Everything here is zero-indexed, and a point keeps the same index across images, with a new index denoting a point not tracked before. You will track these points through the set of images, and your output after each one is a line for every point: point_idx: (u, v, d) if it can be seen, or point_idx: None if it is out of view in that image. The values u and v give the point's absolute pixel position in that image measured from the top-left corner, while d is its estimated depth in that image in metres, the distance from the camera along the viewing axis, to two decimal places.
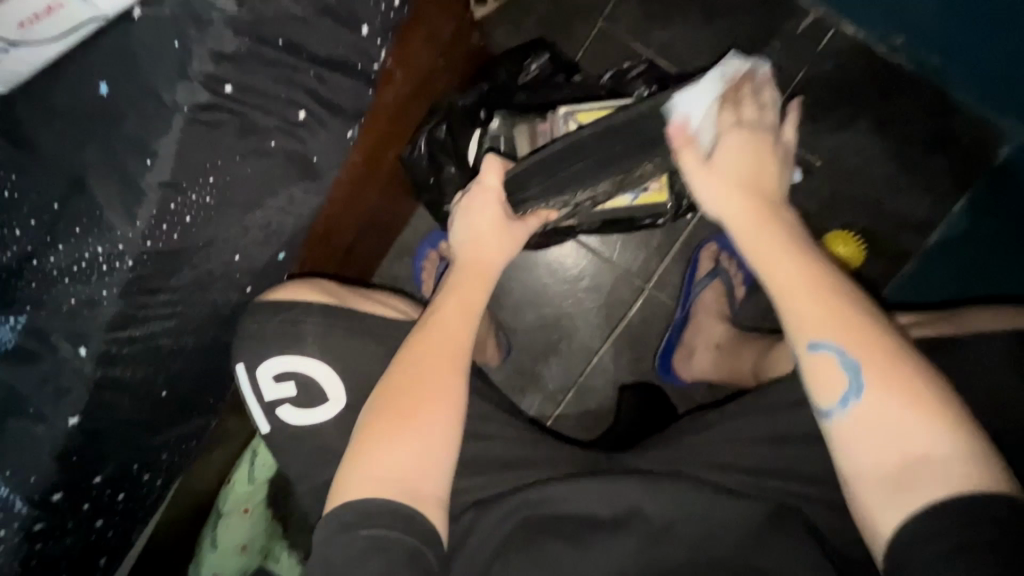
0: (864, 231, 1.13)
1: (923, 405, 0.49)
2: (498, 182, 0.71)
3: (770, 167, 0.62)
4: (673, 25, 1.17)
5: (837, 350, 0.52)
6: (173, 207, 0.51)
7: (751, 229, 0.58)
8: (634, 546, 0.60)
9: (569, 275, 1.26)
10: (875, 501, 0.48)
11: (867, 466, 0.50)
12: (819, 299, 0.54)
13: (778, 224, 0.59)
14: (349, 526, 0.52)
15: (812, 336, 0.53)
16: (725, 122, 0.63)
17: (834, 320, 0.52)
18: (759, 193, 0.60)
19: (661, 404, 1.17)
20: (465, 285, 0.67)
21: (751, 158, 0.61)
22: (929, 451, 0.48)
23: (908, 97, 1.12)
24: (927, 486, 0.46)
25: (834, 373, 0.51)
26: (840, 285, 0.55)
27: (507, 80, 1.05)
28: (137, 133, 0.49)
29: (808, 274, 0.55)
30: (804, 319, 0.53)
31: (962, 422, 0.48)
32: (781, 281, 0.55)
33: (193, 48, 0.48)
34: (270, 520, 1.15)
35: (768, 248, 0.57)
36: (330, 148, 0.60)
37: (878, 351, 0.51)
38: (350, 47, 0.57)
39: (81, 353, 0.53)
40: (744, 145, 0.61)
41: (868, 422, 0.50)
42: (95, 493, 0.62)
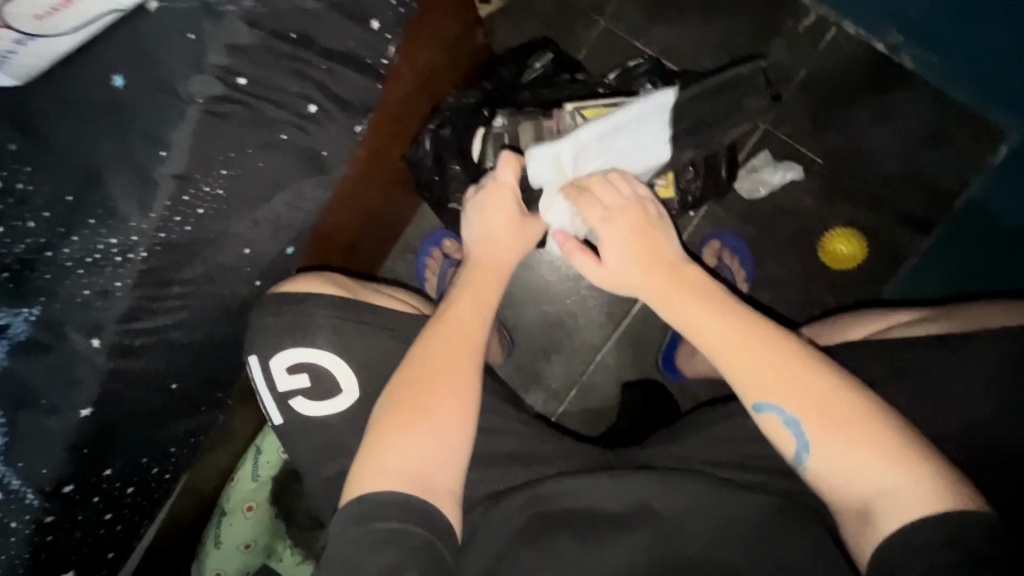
0: (865, 229, 1.14)
1: (870, 443, 0.50)
2: (513, 178, 0.70)
3: (655, 240, 0.63)
4: (675, 24, 1.18)
5: (776, 405, 0.53)
6: (185, 199, 0.52)
7: (664, 304, 0.60)
8: (642, 538, 0.61)
9: (572, 273, 1.27)
10: (852, 533, 0.51)
11: (836, 503, 0.52)
12: (753, 361, 0.54)
13: (694, 283, 0.60)
14: (364, 520, 0.52)
15: (753, 398, 0.54)
16: (598, 219, 0.65)
17: (766, 380, 0.53)
18: (659, 262, 0.62)
19: (663, 403, 1.19)
20: (479, 283, 0.69)
21: (634, 244, 0.63)
22: (890, 487, 0.49)
23: (909, 96, 1.13)
24: (887, 521, 0.48)
25: (778, 428, 0.53)
26: (773, 336, 0.55)
27: (511, 79, 1.07)
28: (151, 125, 0.49)
29: (732, 341, 0.55)
30: (742, 381, 0.54)
31: (913, 449, 0.50)
32: (713, 348, 0.56)
33: (208, 40, 0.49)
34: (274, 519, 1.16)
35: (693, 316, 0.57)
36: (339, 143, 0.60)
37: (816, 401, 0.52)
38: (360, 41, 0.57)
39: (94, 344, 0.54)
40: (624, 241, 0.63)
41: (828, 467, 0.51)
42: (106, 486, 0.63)
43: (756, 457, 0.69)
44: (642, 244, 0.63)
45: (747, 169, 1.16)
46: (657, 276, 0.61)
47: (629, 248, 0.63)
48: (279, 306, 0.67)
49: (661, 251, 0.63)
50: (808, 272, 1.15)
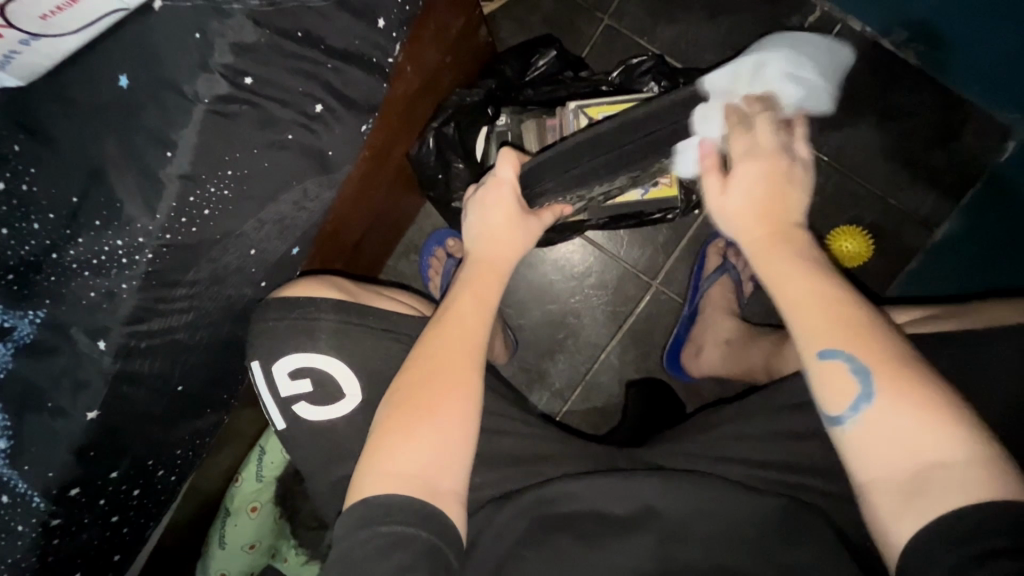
0: (870, 226, 1.13)
1: (938, 414, 0.47)
2: (513, 175, 0.71)
3: (788, 188, 0.56)
4: (680, 21, 1.18)
5: (844, 356, 0.50)
6: (191, 200, 0.51)
7: (759, 244, 0.56)
8: (651, 538, 0.60)
9: (576, 272, 1.27)
10: (887, 509, 0.47)
11: (878, 473, 0.48)
12: (831, 309, 0.51)
13: (793, 235, 0.56)
14: (366, 524, 0.53)
15: (818, 345, 0.51)
16: (743, 147, 0.58)
17: (844, 328, 0.50)
18: (779, 207, 0.56)
19: (669, 401, 1.18)
20: (480, 274, 0.68)
21: (765, 183, 0.56)
22: (945, 459, 0.45)
23: (915, 92, 1.12)
24: (938, 496, 0.45)
25: (839, 380, 0.49)
26: (857, 297, 0.52)
27: (514, 76, 1.06)
28: (157, 125, 0.49)
29: (817, 285, 0.52)
30: (811, 326, 0.51)
31: (981, 432, 0.46)
32: (790, 291, 0.52)
33: (215, 39, 0.48)
34: (277, 520, 1.16)
35: (777, 261, 0.54)
36: (345, 142, 0.61)
37: (890, 360, 0.49)
38: (366, 40, 0.57)
39: (99, 346, 0.53)
40: (761, 173, 0.56)
41: (884, 431, 0.48)
42: (112, 488, 0.62)
43: (766, 456, 0.68)
44: (780, 190, 0.57)
45: None
46: (766, 220, 0.56)
47: (762, 183, 0.56)
48: (287, 302, 0.68)
49: (789, 201, 0.56)
50: None
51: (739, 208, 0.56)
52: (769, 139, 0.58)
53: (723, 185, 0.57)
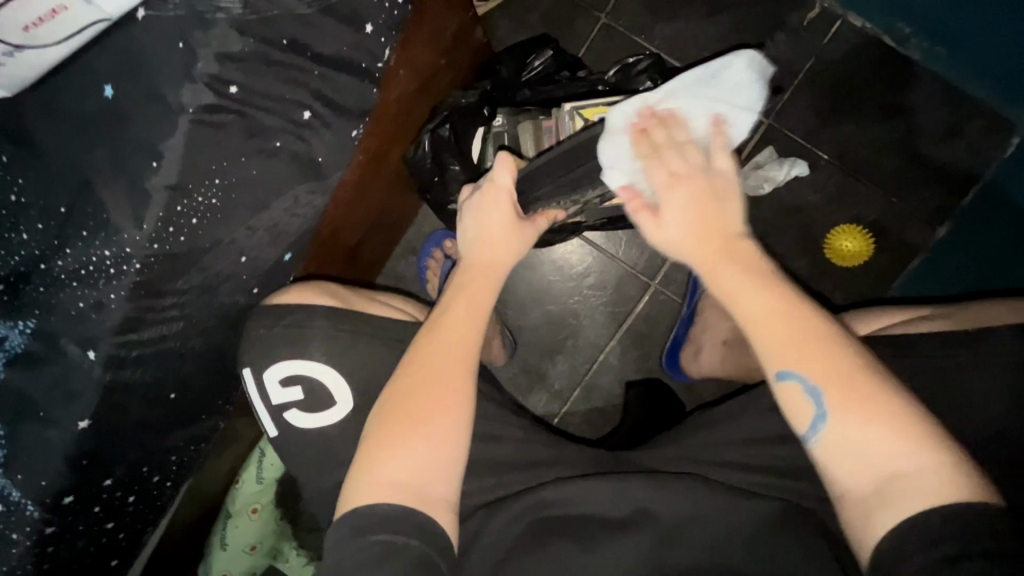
0: (872, 225, 1.12)
1: (894, 422, 0.47)
2: (509, 181, 0.70)
3: (719, 203, 0.56)
4: (677, 19, 1.16)
5: (799, 374, 0.49)
6: (179, 209, 0.51)
7: (705, 266, 0.55)
8: (645, 544, 0.60)
9: (574, 272, 1.26)
10: (852, 522, 0.47)
11: (841, 487, 0.48)
12: (782, 328, 0.50)
13: (742, 248, 0.55)
14: (357, 533, 0.53)
15: (774, 364, 0.50)
16: (659, 176, 0.58)
17: (795, 347, 0.50)
18: (719, 222, 0.55)
19: (668, 402, 1.17)
20: (471, 282, 0.67)
21: (693, 205, 0.56)
22: (902, 469, 0.46)
23: (916, 89, 1.11)
24: (898, 508, 0.45)
25: (797, 398, 0.49)
26: (806, 308, 0.51)
27: (510, 77, 1.05)
28: (143, 135, 0.49)
29: (765, 303, 0.51)
30: (766, 347, 0.51)
31: (937, 436, 0.46)
32: (744, 311, 0.52)
33: (198, 48, 0.47)
34: (280, 521, 1.17)
35: (730, 277, 0.53)
36: (334, 147, 0.60)
37: (843, 375, 0.48)
38: (353, 45, 0.57)
39: (90, 356, 0.53)
40: (685, 198, 0.56)
41: (844, 445, 0.48)
42: (106, 496, 0.63)
43: (763, 461, 0.68)
44: (713, 211, 0.56)
45: (750, 165, 1.13)
46: (712, 240, 0.55)
47: (688, 204, 0.56)
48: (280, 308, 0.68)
49: (727, 215, 0.56)
50: (814, 269, 1.13)
51: (675, 229, 0.56)
52: (678, 160, 0.58)
53: (656, 216, 0.57)
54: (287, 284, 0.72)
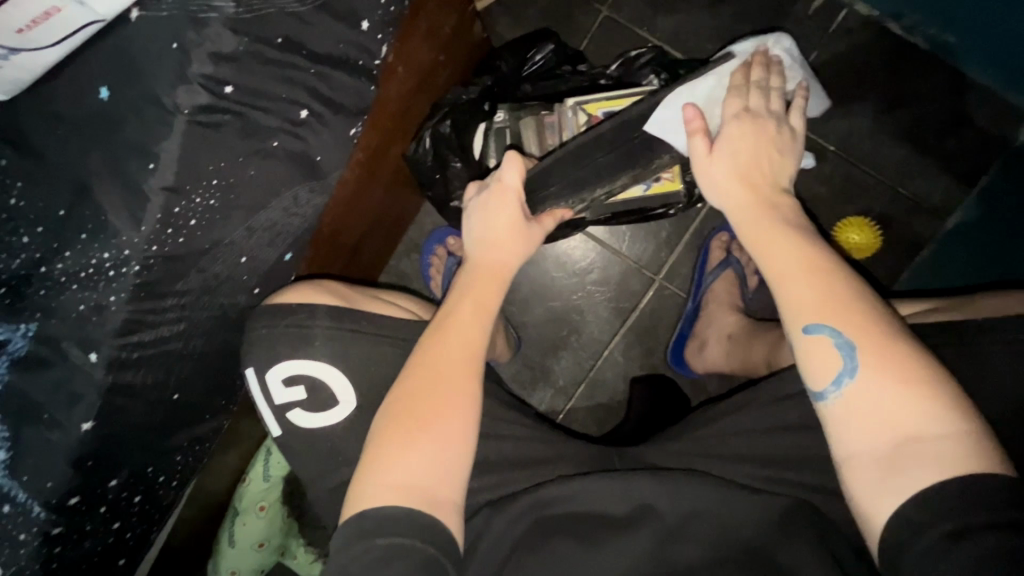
0: (879, 217, 1.10)
1: (919, 387, 0.46)
2: (518, 180, 0.69)
3: (774, 158, 0.61)
4: (679, 10, 1.15)
5: (828, 329, 0.49)
6: (177, 211, 0.51)
7: (747, 219, 0.57)
8: (649, 542, 0.60)
9: (577, 268, 1.25)
10: (865, 486, 0.46)
11: (859, 449, 0.47)
12: (814, 282, 0.51)
13: (778, 209, 0.58)
14: (368, 534, 0.52)
15: (802, 319, 0.51)
16: (731, 110, 0.63)
17: (826, 301, 0.50)
18: (763, 181, 0.60)
19: (674, 396, 1.17)
20: (476, 280, 0.67)
21: (751, 153, 0.60)
22: (926, 435, 0.45)
23: (923, 77, 1.09)
24: (918, 475, 0.44)
25: (823, 353, 0.49)
26: (841, 268, 0.53)
27: (510, 72, 1.04)
28: (139, 137, 0.48)
29: (802, 257, 0.53)
30: (796, 299, 0.51)
31: (963, 406, 0.46)
32: (776, 264, 0.53)
33: (192, 49, 0.47)
34: (287, 517, 1.16)
35: (765, 234, 0.55)
36: (332, 145, 0.60)
37: (875, 331, 0.48)
38: (349, 43, 0.56)
39: (92, 358, 0.53)
40: (750, 141, 0.60)
41: (868, 407, 0.47)
42: (112, 496, 0.63)
43: (769, 457, 0.67)
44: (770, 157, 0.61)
45: None
46: (753, 193, 0.59)
47: (747, 151, 0.60)
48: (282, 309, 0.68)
49: (774, 171, 0.60)
50: None
51: (726, 180, 0.59)
52: (753, 101, 0.63)
53: (710, 149, 0.61)
54: (288, 283, 0.72)
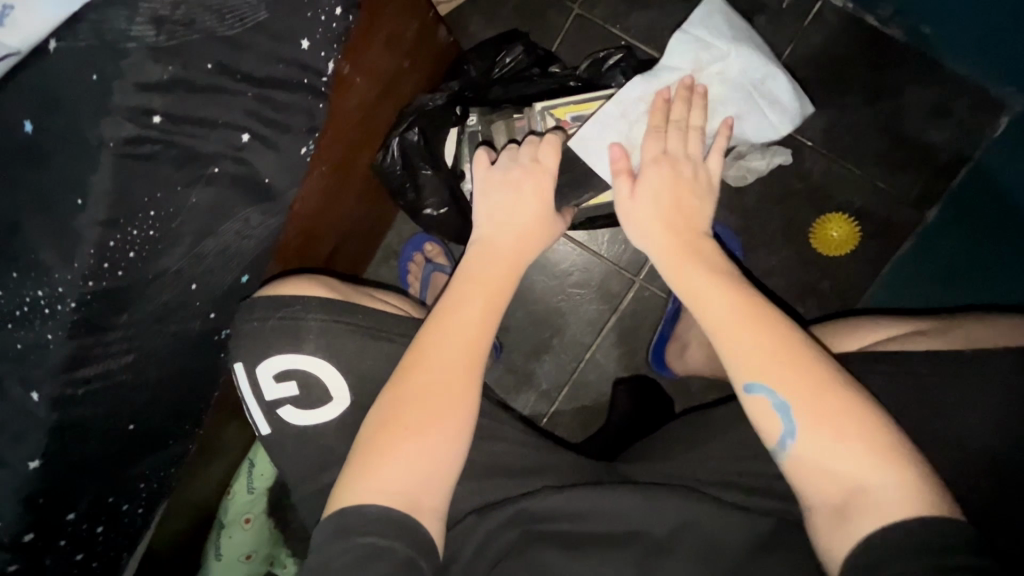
0: (859, 213, 1.09)
1: (852, 437, 0.49)
2: (555, 163, 0.69)
3: (692, 204, 0.64)
4: (652, 7, 1.13)
5: (762, 386, 0.52)
6: (113, 245, 0.49)
7: (678, 275, 0.60)
8: (630, 556, 0.59)
9: (558, 271, 1.24)
10: (824, 538, 0.49)
11: (813, 501, 0.51)
12: (747, 341, 0.54)
13: (705, 255, 0.60)
14: (345, 534, 0.51)
15: (741, 378, 0.53)
16: (650, 151, 0.65)
17: (756, 358, 0.53)
18: (688, 224, 0.63)
19: (656, 400, 1.15)
20: (491, 267, 0.65)
21: (666, 201, 0.63)
22: (869, 484, 0.48)
23: (901, 69, 1.07)
24: (865, 521, 0.47)
25: (765, 410, 0.52)
26: (773, 319, 0.55)
27: (479, 77, 1.02)
28: (68, 172, 0.47)
29: (733, 315, 0.55)
30: (734, 358, 0.54)
31: (898, 449, 0.49)
32: (709, 321, 0.56)
33: (114, 80, 0.46)
34: (271, 529, 1.16)
35: (696, 288, 0.58)
36: (282, 167, 0.59)
37: (809, 386, 0.51)
38: (290, 63, 0.55)
39: (34, 398, 0.52)
40: (662, 187, 0.63)
41: (812, 458, 0.50)
42: (72, 528, 0.62)
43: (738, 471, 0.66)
44: (687, 194, 0.64)
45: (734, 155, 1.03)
46: (679, 238, 0.62)
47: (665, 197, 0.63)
48: (255, 317, 0.67)
49: (694, 209, 0.63)
50: (801, 260, 1.10)
51: (650, 223, 0.62)
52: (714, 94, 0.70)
53: (629, 193, 0.65)
54: (283, 276, 0.72)
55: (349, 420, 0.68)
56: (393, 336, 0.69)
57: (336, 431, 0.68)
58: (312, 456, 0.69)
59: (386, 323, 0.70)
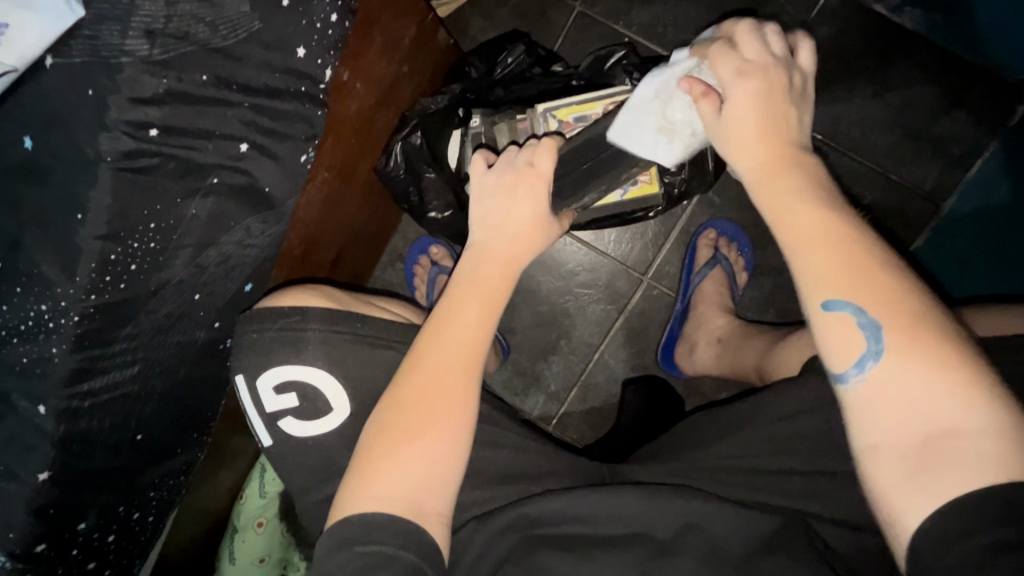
0: (870, 207, 1.07)
1: (955, 373, 0.41)
2: (550, 169, 0.67)
3: (787, 113, 0.53)
4: (655, 2, 1.11)
5: (850, 305, 0.45)
6: (114, 258, 0.49)
7: (761, 186, 0.51)
8: (634, 554, 0.58)
9: (563, 271, 1.23)
10: (889, 483, 0.42)
11: (882, 438, 0.43)
12: (837, 253, 0.46)
13: (795, 162, 0.51)
14: (346, 543, 0.52)
15: (823, 294, 0.45)
16: (728, 70, 0.53)
17: (848, 273, 0.45)
18: (777, 130, 0.52)
19: (666, 399, 1.14)
20: (486, 272, 0.64)
21: (759, 117, 0.52)
22: (962, 427, 0.41)
23: (912, 59, 1.04)
24: (951, 466, 0.40)
25: (848, 332, 0.44)
26: (869, 237, 0.47)
27: (481, 78, 1.02)
28: (67, 188, 0.47)
29: (823, 223, 0.47)
30: (817, 273, 0.46)
31: (1000, 393, 0.41)
32: (792, 231, 0.48)
33: (109, 95, 0.46)
34: (284, 533, 1.15)
35: (780, 197, 0.49)
36: (281, 175, 0.59)
37: (906, 311, 0.43)
38: (287, 71, 0.55)
39: (41, 411, 0.53)
40: (752, 100, 0.52)
41: (898, 392, 0.42)
42: (83, 539, 0.63)
43: (749, 474, 0.64)
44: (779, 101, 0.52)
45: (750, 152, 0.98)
46: (768, 145, 0.52)
47: (761, 111, 0.52)
48: (254, 328, 0.67)
49: (785, 117, 0.52)
50: None
51: (729, 132, 0.53)
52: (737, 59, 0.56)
53: (717, 114, 0.54)
54: (286, 286, 0.72)
55: (354, 427, 0.68)
56: (395, 342, 0.69)
57: (341, 438, 0.68)
58: (318, 463, 0.69)
59: (389, 329, 0.69)
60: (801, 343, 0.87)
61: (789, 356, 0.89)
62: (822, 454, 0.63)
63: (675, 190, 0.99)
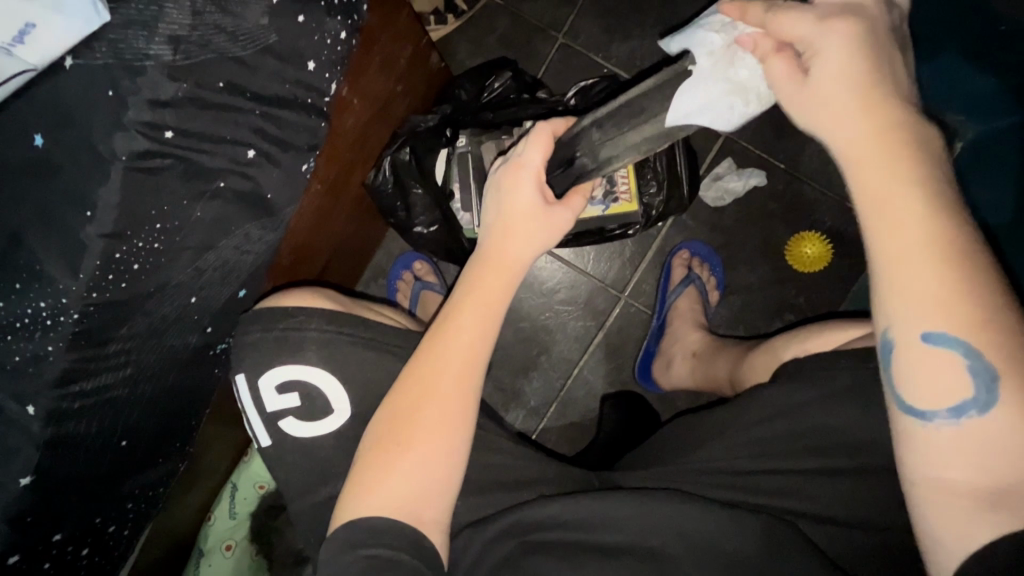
0: (828, 231, 1.21)
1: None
2: (540, 159, 0.63)
3: (884, 91, 0.45)
4: (633, 37, 1.19)
5: (949, 339, 0.41)
6: (118, 256, 0.50)
7: (865, 172, 0.44)
8: (625, 565, 0.58)
9: (545, 288, 1.26)
10: (947, 525, 0.41)
11: (946, 475, 0.41)
12: (950, 278, 0.41)
13: (905, 141, 0.44)
14: (351, 546, 0.53)
15: (922, 325, 0.42)
16: (811, 16, 0.47)
17: (971, 305, 0.41)
18: (885, 111, 0.45)
19: (643, 412, 1.18)
20: (487, 278, 0.63)
21: (857, 87, 0.45)
22: None
23: None
24: (1007, 512, 0.39)
25: (945, 366, 0.42)
26: (980, 255, 0.42)
27: (469, 100, 1.06)
28: (75, 185, 0.48)
29: (937, 236, 0.42)
30: (921, 298, 0.42)
31: None
32: (894, 240, 0.43)
33: (129, 96, 0.48)
34: (255, 557, 1.09)
35: (892, 191, 0.43)
36: (283, 183, 0.60)
37: (1009, 348, 0.40)
38: (297, 83, 0.57)
39: (29, 412, 0.51)
40: (846, 56, 0.45)
41: (974, 440, 0.41)
42: (56, 551, 0.60)
43: (730, 475, 0.67)
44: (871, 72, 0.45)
45: (711, 176, 1.24)
46: (882, 130, 0.44)
47: (858, 71, 0.45)
48: (256, 326, 0.67)
49: (884, 85, 0.45)
50: (776, 275, 1.23)
51: (847, 115, 0.45)
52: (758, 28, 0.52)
53: (804, 80, 0.48)
54: (288, 289, 0.73)
55: (347, 433, 0.69)
56: (393, 346, 0.70)
57: (332, 443, 0.69)
58: (309, 467, 0.69)
59: (381, 335, 0.70)
60: (766, 353, 0.93)
61: (758, 365, 0.94)
62: (796, 456, 0.66)
63: (653, 210, 1.04)
